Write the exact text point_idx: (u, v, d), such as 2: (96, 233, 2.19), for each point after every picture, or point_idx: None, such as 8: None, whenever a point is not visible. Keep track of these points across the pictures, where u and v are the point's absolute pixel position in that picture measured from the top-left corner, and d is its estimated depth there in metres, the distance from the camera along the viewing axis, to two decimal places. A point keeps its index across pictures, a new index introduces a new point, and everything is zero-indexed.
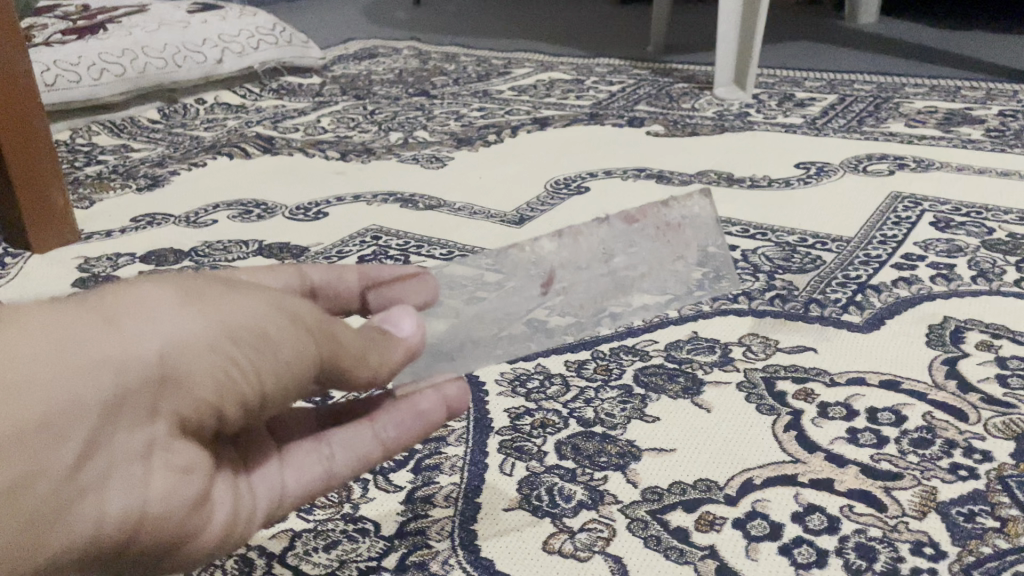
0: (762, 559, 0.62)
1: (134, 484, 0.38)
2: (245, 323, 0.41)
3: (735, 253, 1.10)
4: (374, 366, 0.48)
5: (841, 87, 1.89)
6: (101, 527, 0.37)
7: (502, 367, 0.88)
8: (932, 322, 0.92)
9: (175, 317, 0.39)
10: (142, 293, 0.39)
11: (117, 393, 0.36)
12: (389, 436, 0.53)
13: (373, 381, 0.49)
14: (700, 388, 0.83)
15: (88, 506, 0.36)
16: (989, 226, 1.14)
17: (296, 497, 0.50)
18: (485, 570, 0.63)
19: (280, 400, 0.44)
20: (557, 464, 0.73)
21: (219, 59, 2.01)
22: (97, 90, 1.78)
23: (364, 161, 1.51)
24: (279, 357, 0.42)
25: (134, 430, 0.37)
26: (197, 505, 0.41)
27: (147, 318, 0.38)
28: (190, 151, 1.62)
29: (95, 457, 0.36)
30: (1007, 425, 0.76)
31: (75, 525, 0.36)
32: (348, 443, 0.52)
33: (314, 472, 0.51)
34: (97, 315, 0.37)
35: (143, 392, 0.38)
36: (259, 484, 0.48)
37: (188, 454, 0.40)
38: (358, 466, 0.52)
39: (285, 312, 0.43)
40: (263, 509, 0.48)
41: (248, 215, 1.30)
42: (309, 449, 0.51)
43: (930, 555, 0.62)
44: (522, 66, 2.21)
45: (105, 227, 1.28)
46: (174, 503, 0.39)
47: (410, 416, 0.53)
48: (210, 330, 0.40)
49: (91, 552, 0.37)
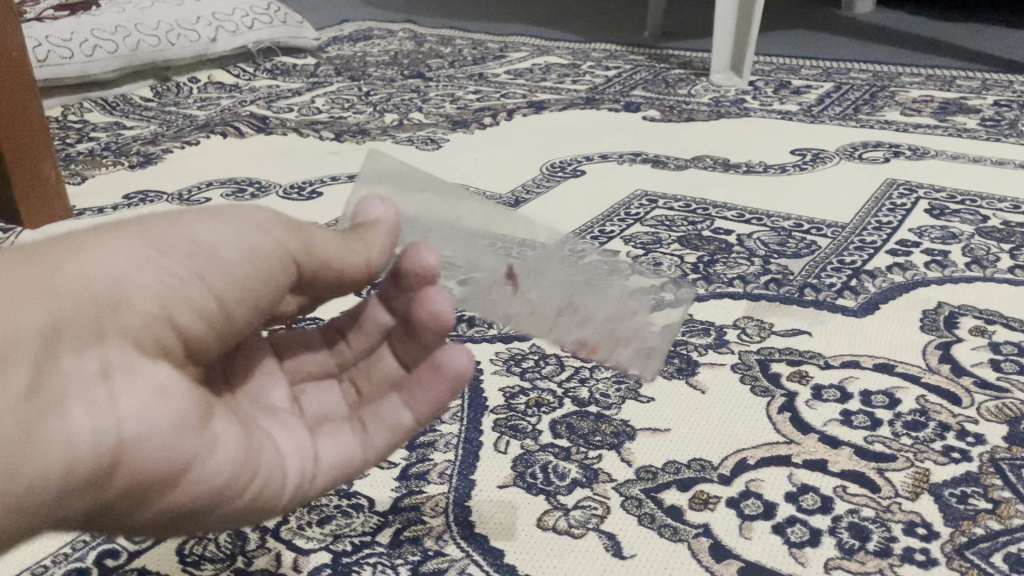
0: (755, 537, 0.63)
1: (101, 406, 0.37)
2: (182, 234, 0.43)
3: (730, 238, 1.10)
4: (359, 254, 0.53)
5: (837, 75, 1.89)
6: (73, 451, 0.35)
7: (497, 347, 0.87)
8: (925, 308, 0.92)
9: (103, 241, 0.40)
10: (64, 235, 0.40)
11: (53, 315, 0.37)
12: (420, 405, 0.55)
13: (368, 266, 0.53)
14: (694, 369, 0.83)
15: (50, 428, 0.35)
16: (983, 213, 1.14)
17: (331, 466, 0.51)
18: (480, 546, 0.63)
19: (240, 305, 0.45)
20: (552, 443, 0.73)
21: (212, 37, 1.99)
22: (90, 67, 1.77)
23: (359, 141, 1.51)
24: (224, 257, 0.44)
25: (82, 353, 0.37)
26: (187, 428, 0.39)
27: (74, 247, 0.40)
28: (182, 130, 1.61)
29: (46, 382, 0.36)
30: (1000, 409, 0.76)
31: (42, 451, 0.35)
32: (380, 416, 0.55)
33: (350, 444, 0.53)
34: (20, 254, 0.39)
35: (82, 315, 0.38)
36: (295, 451, 0.49)
37: (158, 377, 0.39)
38: (392, 437, 0.54)
39: (222, 215, 0.45)
40: (297, 473, 0.48)
41: (240, 193, 1.29)
42: (341, 428, 0.54)
43: (922, 535, 0.63)
44: (517, 50, 2.20)
45: (97, 204, 1.26)
46: (155, 423, 0.38)
47: (438, 380, 0.55)
48: (143, 246, 0.41)
49: (73, 481, 0.36)
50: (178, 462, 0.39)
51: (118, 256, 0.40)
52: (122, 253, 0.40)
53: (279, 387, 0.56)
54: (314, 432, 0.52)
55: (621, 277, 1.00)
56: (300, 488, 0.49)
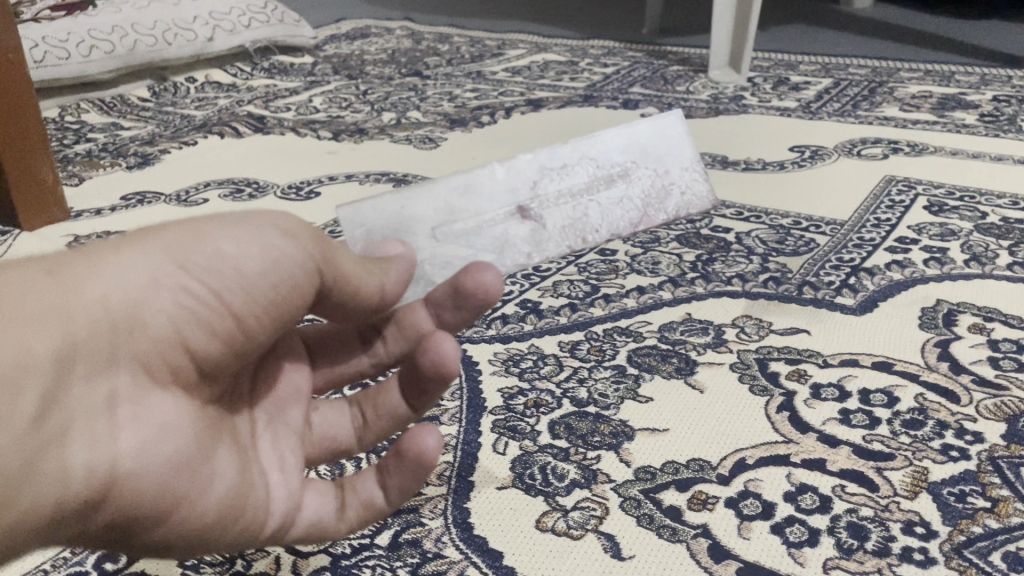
0: (754, 537, 0.63)
1: (100, 440, 0.42)
2: (202, 254, 0.46)
3: (729, 236, 1.10)
4: (377, 279, 0.56)
5: (836, 71, 1.89)
6: (69, 482, 0.41)
7: (496, 348, 0.87)
8: (924, 305, 0.92)
9: (122, 265, 0.45)
10: (89, 252, 0.45)
11: (67, 337, 0.42)
12: (391, 489, 0.56)
13: (383, 292, 0.57)
14: (693, 368, 0.83)
15: (54, 459, 0.40)
16: (982, 210, 1.14)
17: (309, 520, 0.55)
18: (479, 548, 0.63)
19: (256, 329, 0.50)
20: (550, 444, 0.73)
21: (210, 37, 1.98)
22: (86, 68, 1.76)
23: (357, 140, 1.50)
24: (241, 274, 0.47)
25: (93, 381, 0.43)
26: (178, 464, 0.45)
27: (96, 267, 0.44)
28: (181, 130, 1.61)
29: (57, 411, 0.41)
30: (998, 407, 0.76)
31: (42, 482, 0.40)
32: (357, 491, 0.57)
33: (330, 504, 0.56)
34: (40, 271, 0.43)
35: (96, 342, 0.43)
36: (278, 499, 0.53)
37: (162, 412, 0.45)
38: (363, 513, 0.57)
39: (245, 230, 0.48)
40: (278, 515, 0.53)
41: (238, 194, 1.29)
42: (326, 487, 0.57)
43: (921, 535, 0.63)
44: (515, 48, 2.20)
45: (95, 206, 1.26)
46: (148, 460, 0.44)
47: (409, 472, 0.56)
48: (163, 269, 0.45)
49: (68, 507, 0.41)
50: (170, 494, 0.45)
51: (138, 279, 0.45)
52: (141, 278, 0.45)
53: (298, 405, 0.59)
54: (305, 481, 0.56)
55: (619, 276, 1.00)
56: (274, 534, 0.54)
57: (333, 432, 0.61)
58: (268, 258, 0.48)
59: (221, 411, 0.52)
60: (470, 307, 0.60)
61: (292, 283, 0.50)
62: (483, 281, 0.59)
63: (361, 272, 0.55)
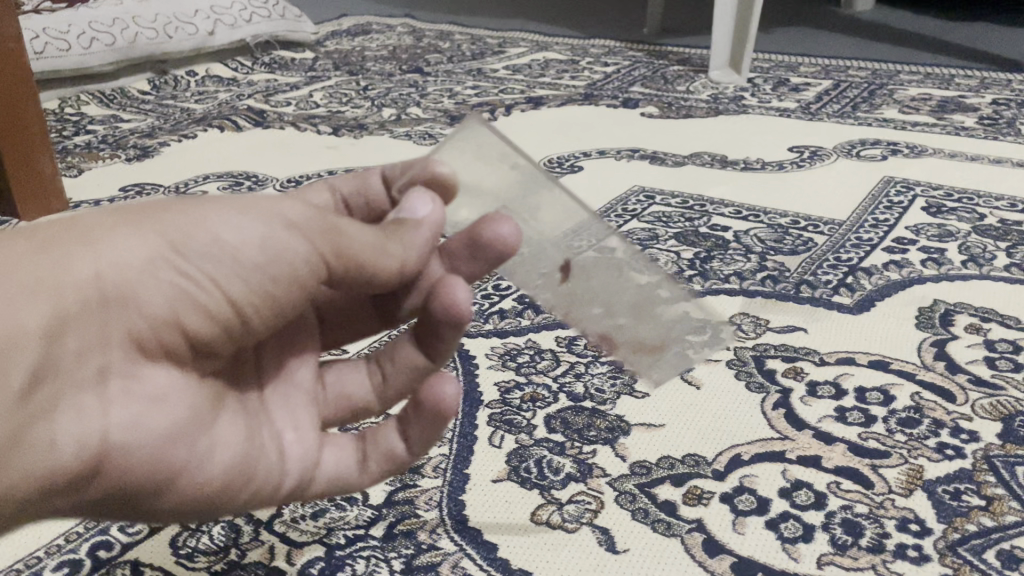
0: (748, 532, 0.63)
1: (88, 416, 0.43)
2: (200, 236, 0.45)
3: (727, 235, 1.10)
4: (394, 255, 0.52)
5: (836, 73, 1.89)
6: (55, 456, 0.41)
7: (493, 343, 0.87)
8: (921, 305, 0.92)
9: (116, 243, 0.44)
10: (88, 227, 0.44)
11: (57, 311, 0.42)
12: (411, 439, 0.57)
13: (402, 266, 0.53)
14: (689, 364, 0.83)
15: (40, 432, 0.41)
16: (980, 211, 1.14)
17: (327, 477, 0.56)
18: (473, 539, 0.63)
19: (259, 316, 0.49)
20: (546, 437, 0.73)
21: (210, 31, 1.98)
22: (87, 60, 1.76)
23: (357, 136, 1.50)
24: (239, 259, 0.46)
25: (84, 357, 0.43)
26: (168, 442, 0.46)
27: (92, 243, 0.43)
28: (180, 123, 1.61)
29: (45, 384, 0.41)
30: (994, 406, 0.76)
31: (29, 456, 0.41)
32: (377, 444, 0.57)
33: (349, 458, 0.57)
34: (34, 246, 0.42)
35: (88, 317, 0.43)
36: (294, 459, 0.54)
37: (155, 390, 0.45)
38: (385, 466, 0.57)
39: (247, 212, 0.47)
40: (294, 475, 0.54)
41: (237, 187, 1.29)
42: (344, 442, 0.58)
43: (915, 531, 0.63)
44: (517, 46, 2.20)
45: (94, 197, 1.26)
46: (139, 437, 0.44)
47: (429, 419, 0.56)
48: (160, 248, 0.44)
49: (56, 480, 0.42)
50: (164, 469, 0.46)
51: (132, 257, 0.44)
52: (135, 258, 0.44)
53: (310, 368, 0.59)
54: (323, 438, 0.57)
55: None
56: (290, 494, 0.55)
57: (348, 391, 0.61)
58: (269, 245, 0.47)
59: (224, 386, 0.52)
60: (487, 259, 0.59)
61: (294, 273, 0.48)
62: (500, 231, 0.59)
63: (377, 250, 0.51)
